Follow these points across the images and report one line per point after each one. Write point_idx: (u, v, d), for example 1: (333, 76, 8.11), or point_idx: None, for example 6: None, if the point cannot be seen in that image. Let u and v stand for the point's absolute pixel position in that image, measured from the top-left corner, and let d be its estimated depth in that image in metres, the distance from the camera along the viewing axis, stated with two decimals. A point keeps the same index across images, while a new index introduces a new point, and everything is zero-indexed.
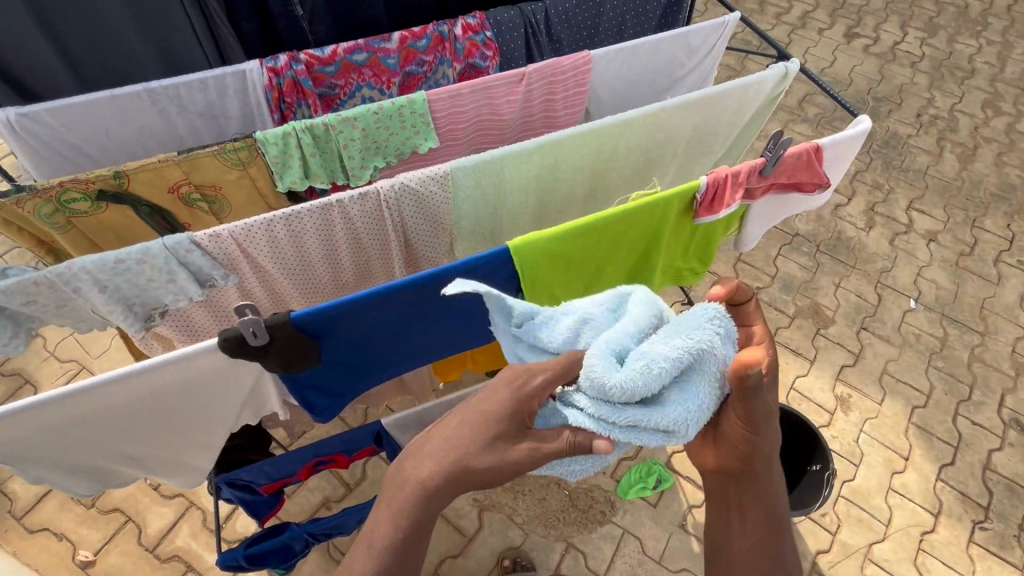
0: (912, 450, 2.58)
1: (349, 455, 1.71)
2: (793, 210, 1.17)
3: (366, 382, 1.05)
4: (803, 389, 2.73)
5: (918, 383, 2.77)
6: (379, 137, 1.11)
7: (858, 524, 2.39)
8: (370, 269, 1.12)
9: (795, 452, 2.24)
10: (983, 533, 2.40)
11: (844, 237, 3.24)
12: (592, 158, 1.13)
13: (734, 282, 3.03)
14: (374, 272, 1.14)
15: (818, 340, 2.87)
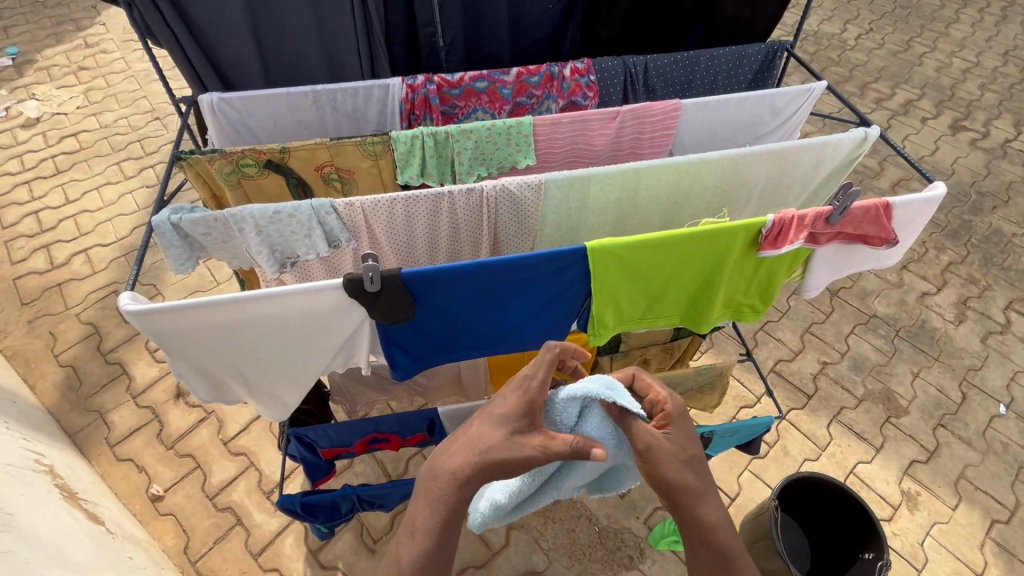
0: (986, 567, 2.33)
1: (403, 437, 1.86)
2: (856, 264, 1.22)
3: (443, 352, 1.21)
4: (864, 476, 2.57)
5: (1001, 495, 2.52)
6: (487, 150, 1.31)
7: None
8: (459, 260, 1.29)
9: (847, 536, 2.12)
10: None
11: (928, 327, 3.08)
12: (670, 192, 1.26)
13: (799, 352, 2.97)
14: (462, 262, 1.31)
15: (886, 428, 2.72)
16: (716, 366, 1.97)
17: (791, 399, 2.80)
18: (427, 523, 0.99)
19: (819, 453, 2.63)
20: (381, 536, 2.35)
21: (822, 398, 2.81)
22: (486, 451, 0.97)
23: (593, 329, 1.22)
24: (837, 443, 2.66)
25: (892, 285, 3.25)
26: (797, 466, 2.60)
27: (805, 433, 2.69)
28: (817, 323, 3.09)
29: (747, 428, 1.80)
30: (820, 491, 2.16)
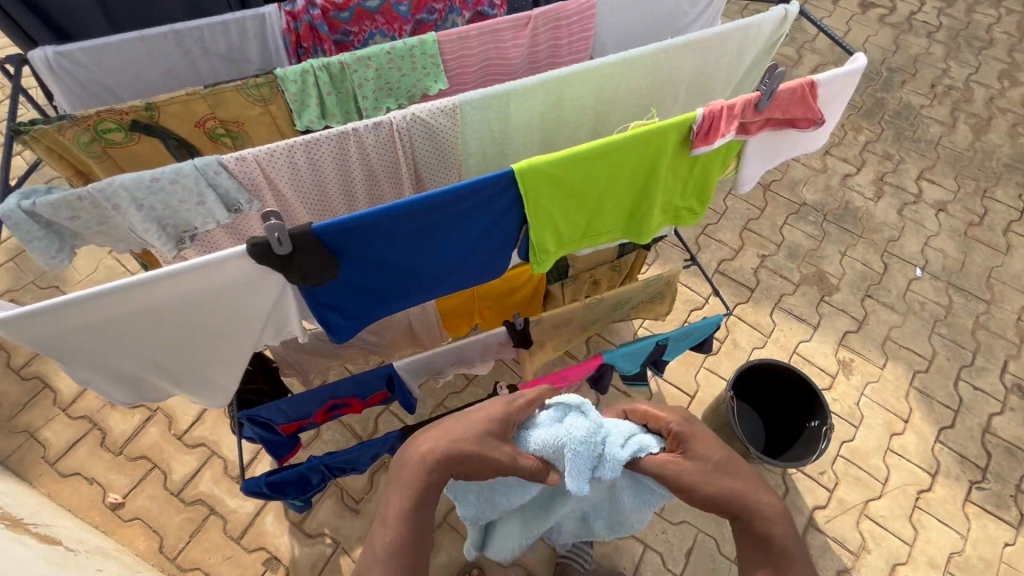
0: (912, 413, 2.62)
1: (363, 399, 1.81)
2: (785, 153, 1.22)
3: (382, 303, 1.13)
4: (805, 353, 2.77)
5: (921, 349, 2.79)
6: (392, 77, 1.17)
7: (855, 483, 2.46)
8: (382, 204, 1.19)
9: (795, 410, 2.30)
10: (981, 493, 2.44)
11: (852, 207, 3.25)
12: (595, 98, 1.18)
13: (739, 249, 3.07)
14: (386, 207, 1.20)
15: (821, 307, 2.91)
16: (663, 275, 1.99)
17: (736, 295, 2.92)
18: (399, 510, 0.94)
19: (765, 340, 2.80)
20: (362, 496, 2.36)
21: (763, 289, 2.95)
22: (459, 440, 1.01)
23: (535, 256, 1.16)
24: (779, 328, 2.83)
25: (817, 172, 3.37)
26: (746, 355, 2.76)
27: (751, 324, 2.84)
28: (753, 219, 3.18)
29: (698, 329, 1.86)
30: (769, 376, 2.31)
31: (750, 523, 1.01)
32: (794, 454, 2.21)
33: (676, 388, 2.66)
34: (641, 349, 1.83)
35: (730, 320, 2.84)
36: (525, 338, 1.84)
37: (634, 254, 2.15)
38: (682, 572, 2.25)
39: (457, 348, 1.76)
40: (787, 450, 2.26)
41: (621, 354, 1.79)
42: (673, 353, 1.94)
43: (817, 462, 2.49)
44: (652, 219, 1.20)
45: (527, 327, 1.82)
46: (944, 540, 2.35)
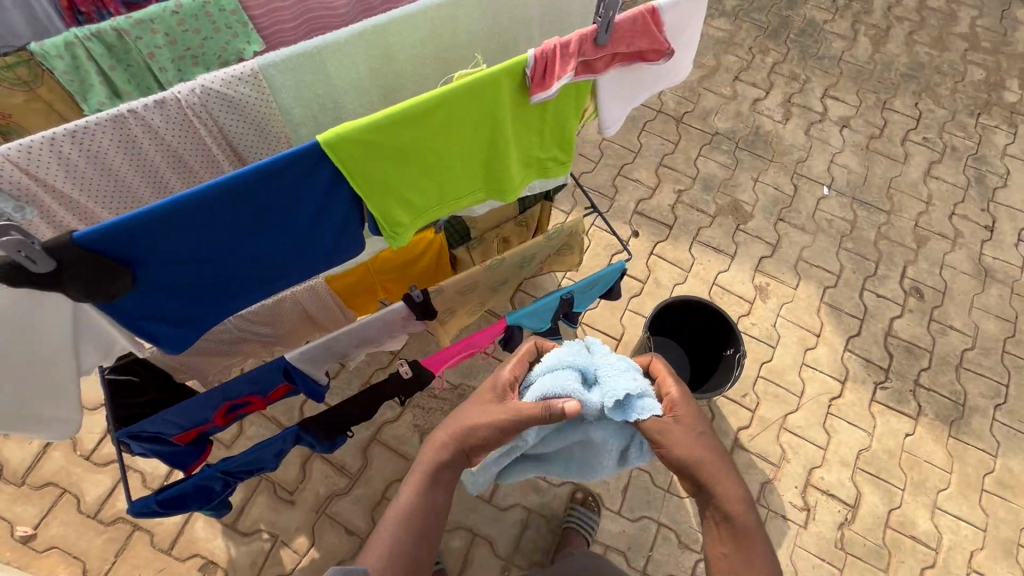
0: (823, 327, 2.76)
1: (264, 395, 1.71)
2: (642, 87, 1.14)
3: (217, 301, 1.08)
4: (724, 283, 2.83)
5: (829, 265, 2.91)
6: (184, 40, 1.24)
7: (774, 400, 2.59)
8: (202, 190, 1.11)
9: (713, 341, 2.37)
10: (885, 392, 2.63)
11: (762, 131, 3.26)
12: (429, 45, 1.08)
13: (656, 187, 3.05)
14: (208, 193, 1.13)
15: (738, 236, 2.95)
16: (566, 226, 1.94)
17: (655, 234, 2.92)
18: (411, 499, 1.21)
19: (685, 275, 2.83)
20: (296, 487, 2.31)
21: (682, 225, 2.96)
22: (465, 425, 1.26)
23: (390, 233, 1.07)
24: (699, 262, 2.87)
25: (727, 99, 3.34)
26: (669, 292, 2.80)
27: (672, 261, 2.86)
28: (668, 154, 3.15)
29: (602, 278, 1.83)
30: (686, 311, 2.35)
31: (717, 504, 1.16)
32: (713, 383, 2.29)
33: (604, 334, 2.68)
34: (545, 307, 1.79)
35: (651, 259, 2.85)
36: (426, 310, 1.76)
37: (537, 206, 2.08)
38: (619, 508, 2.35)
39: (355, 329, 1.67)
40: (707, 381, 2.34)
41: (526, 313, 1.75)
42: (581, 304, 1.92)
43: (739, 386, 2.61)
44: (512, 182, 1.13)
45: (426, 298, 1.74)
46: (854, 439, 2.54)
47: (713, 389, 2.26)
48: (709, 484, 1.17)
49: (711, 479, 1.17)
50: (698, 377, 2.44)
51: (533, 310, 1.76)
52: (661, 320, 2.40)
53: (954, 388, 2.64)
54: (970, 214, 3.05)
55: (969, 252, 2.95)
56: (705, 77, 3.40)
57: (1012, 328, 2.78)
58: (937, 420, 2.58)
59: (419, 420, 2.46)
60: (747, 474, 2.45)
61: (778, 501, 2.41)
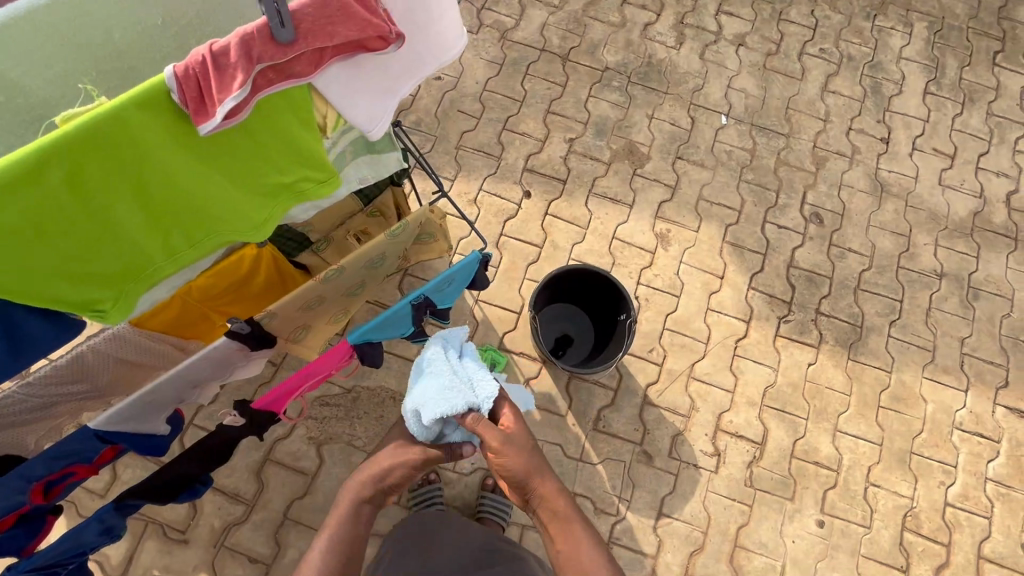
0: (726, 268, 2.68)
1: (89, 461, 1.49)
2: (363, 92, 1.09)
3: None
4: (624, 236, 2.69)
5: (730, 201, 2.79)
6: None
7: (681, 350, 2.55)
8: None
9: (608, 305, 2.26)
10: (787, 325, 2.63)
11: (655, 60, 3.01)
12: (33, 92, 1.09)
13: (546, 139, 2.81)
14: None
15: (635, 181, 2.78)
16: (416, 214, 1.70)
17: (548, 192, 2.72)
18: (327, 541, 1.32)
19: (583, 233, 2.67)
20: (187, 524, 2.15)
21: (576, 177, 2.76)
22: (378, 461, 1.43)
23: (123, 293, 1.13)
24: (597, 216, 2.71)
25: (616, 27, 3.04)
26: (568, 254, 2.65)
27: (568, 219, 2.69)
28: (555, 99, 2.88)
29: (460, 272, 1.64)
30: (577, 277, 2.23)
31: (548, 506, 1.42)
32: (611, 353, 2.20)
33: (503, 309, 2.53)
34: (399, 314, 1.59)
35: (546, 220, 2.67)
36: (255, 338, 1.54)
37: (385, 192, 1.84)
38: None
39: (173, 375, 1.45)
40: (606, 349, 2.26)
41: (372, 329, 1.55)
42: (445, 298, 1.74)
43: (644, 342, 2.54)
44: (237, 215, 1.14)
45: (252, 326, 1.51)
46: (760, 378, 2.55)
47: (611, 358, 2.18)
48: (534, 486, 1.42)
49: (538, 483, 1.42)
50: (598, 344, 2.35)
51: (380, 324, 1.55)
52: (553, 289, 2.28)
53: (852, 312, 2.66)
54: (867, 127, 2.97)
55: (866, 169, 2.89)
56: (590, 3, 3.08)
57: (907, 242, 2.78)
58: (836, 346, 2.61)
59: (313, 432, 2.30)
60: (657, 430, 2.44)
61: (689, 451, 2.43)
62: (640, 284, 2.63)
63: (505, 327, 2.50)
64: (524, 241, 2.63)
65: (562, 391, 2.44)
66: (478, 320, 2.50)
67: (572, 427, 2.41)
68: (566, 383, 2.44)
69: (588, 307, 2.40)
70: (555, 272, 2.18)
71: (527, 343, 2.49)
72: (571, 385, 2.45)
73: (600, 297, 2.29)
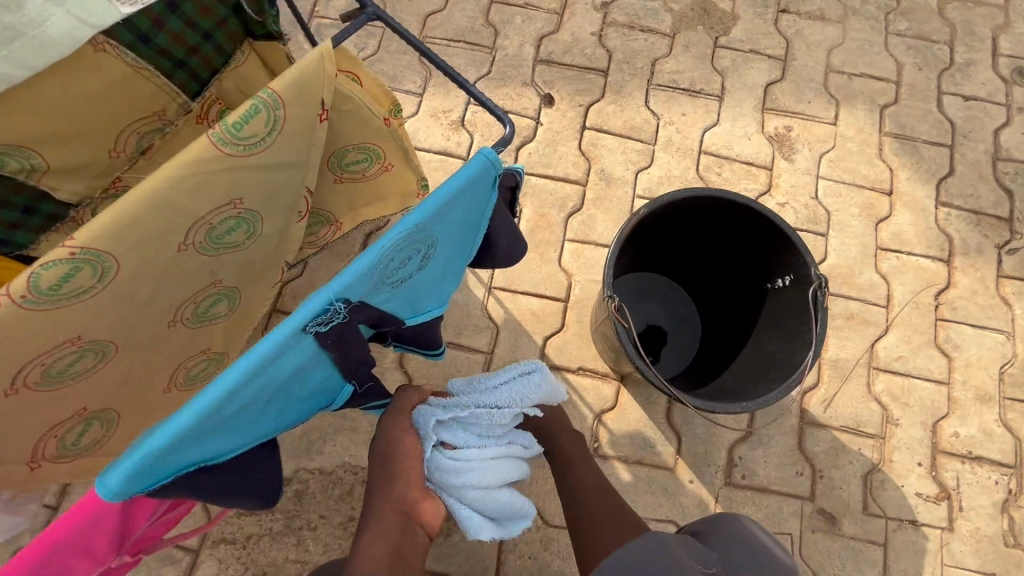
0: (895, 177, 1.60)
1: None
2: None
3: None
4: (718, 148, 1.60)
5: (879, 68, 1.69)
6: None
7: (847, 325, 1.49)
8: None
9: (744, 258, 1.19)
10: (1015, 259, 1.55)
11: None
12: None
13: (563, 8, 1.70)
14: None
15: (719, 58, 1.68)
16: (305, 85, 0.59)
17: (581, 93, 1.63)
18: None
19: (651, 152, 1.59)
20: None
21: (623, 63, 1.66)
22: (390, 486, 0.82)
23: None
24: (668, 120, 1.62)
25: None
26: (631, 189, 1.56)
27: (622, 133, 1.60)
28: None
29: (454, 220, 0.57)
30: (688, 216, 1.14)
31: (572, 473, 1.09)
32: (771, 354, 1.14)
33: (536, 296, 1.47)
34: (289, 367, 0.53)
35: (584, 140, 1.59)
36: None
37: (244, 61, 0.73)
38: None
39: None
40: (748, 346, 1.20)
41: (184, 446, 0.48)
42: (418, 299, 0.67)
43: None
44: None
45: None
46: (989, 351, 1.48)
47: (772, 366, 1.12)
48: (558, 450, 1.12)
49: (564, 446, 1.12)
50: (721, 336, 1.28)
51: (208, 426, 0.48)
52: (639, 242, 1.18)
53: None
54: None
55: None
56: None
57: None
58: None
59: (232, 569, 1.27)
60: (836, 470, 1.39)
61: (898, 498, 1.38)
62: None
63: (544, 328, 1.44)
64: (553, 178, 1.55)
65: (661, 426, 1.39)
66: (497, 323, 1.44)
67: (689, 487, 1.36)
68: (666, 411, 1.40)
69: (692, 272, 1.32)
70: (647, 207, 1.07)
71: (586, 351, 1.43)
72: (673, 412, 1.40)
73: (728, 250, 1.20)
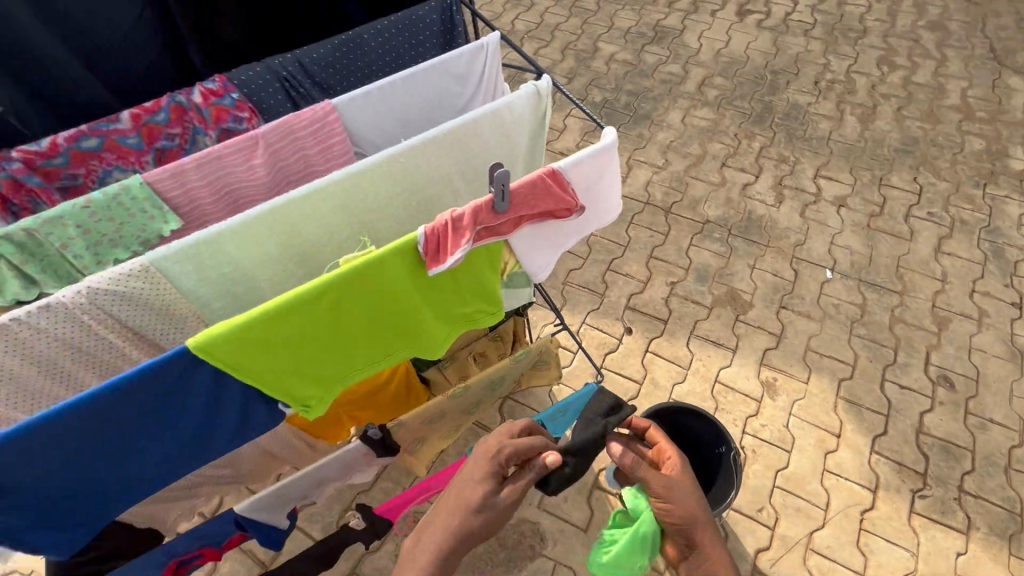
0: (843, 426, 2.50)
1: (219, 547, 1.60)
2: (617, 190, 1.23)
3: (99, 504, 1.09)
4: (728, 380, 2.65)
5: (843, 355, 2.70)
6: (106, 230, 1.11)
7: (796, 515, 2.31)
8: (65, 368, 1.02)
9: (702, 441, 2.22)
10: (924, 502, 2.32)
11: (755, 216, 3.20)
12: (340, 211, 1.11)
13: (648, 281, 2.97)
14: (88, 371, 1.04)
15: (738, 327, 2.80)
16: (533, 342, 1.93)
17: (649, 330, 2.81)
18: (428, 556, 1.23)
19: (685, 373, 2.67)
20: None
21: (677, 318, 2.84)
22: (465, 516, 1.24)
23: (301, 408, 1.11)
24: (698, 357, 2.72)
25: (716, 186, 3.33)
26: (669, 394, 2.63)
27: (670, 359, 2.71)
28: (658, 245, 3.10)
29: (572, 405, 1.78)
30: (674, 417, 2.23)
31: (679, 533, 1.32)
32: (717, 498, 2.09)
33: None
34: None
35: (646, 359, 2.72)
36: (385, 443, 1.69)
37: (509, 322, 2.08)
38: None
39: (311, 476, 1.64)
40: (698, 502, 2.13)
41: None
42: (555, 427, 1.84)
43: (753, 499, 2.34)
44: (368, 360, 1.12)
45: (383, 433, 1.67)
46: (896, 560, 2.20)
47: (713, 505, 2.09)
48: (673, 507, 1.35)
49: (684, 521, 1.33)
50: (692, 484, 2.26)
51: None
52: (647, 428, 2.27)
53: (1005, 494, 2.32)
54: (992, 291, 2.85)
55: (997, 334, 2.72)
56: (691, 165, 3.43)
57: None
58: (991, 535, 2.23)
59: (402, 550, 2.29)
60: None
61: None
62: (746, 433, 2.50)
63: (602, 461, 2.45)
64: (624, 375, 2.68)
65: None
66: None
67: None
68: None
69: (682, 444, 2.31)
70: (652, 410, 2.19)
71: None
72: None
73: (695, 435, 2.24)
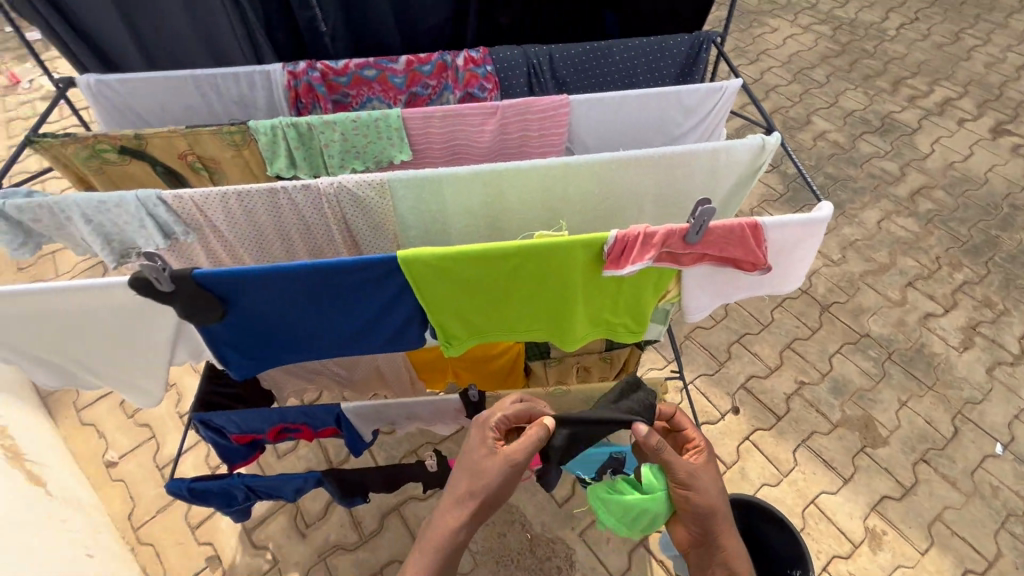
0: None
1: (316, 429, 1.83)
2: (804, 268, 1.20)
3: (277, 351, 1.29)
4: (827, 508, 2.38)
5: (979, 544, 2.28)
6: (357, 142, 1.34)
7: None
8: (294, 237, 1.26)
9: (777, 554, 2.02)
10: None
11: (927, 351, 2.81)
12: (542, 193, 1.22)
13: (776, 370, 2.77)
14: (306, 245, 1.28)
15: (860, 458, 2.50)
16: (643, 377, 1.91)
17: (758, 419, 2.61)
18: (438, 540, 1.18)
19: (780, 479, 2.45)
20: (314, 520, 2.36)
21: (794, 420, 2.61)
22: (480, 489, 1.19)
23: (444, 341, 1.26)
24: (802, 470, 2.47)
25: (892, 303, 2.98)
26: (755, 491, 2.42)
27: (769, 457, 2.50)
28: (801, 338, 2.87)
29: None
30: (753, 516, 2.06)
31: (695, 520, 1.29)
32: None
33: None
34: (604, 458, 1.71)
35: (744, 445, 2.53)
36: (477, 408, 1.80)
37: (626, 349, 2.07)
38: None
39: (408, 408, 1.80)
40: None
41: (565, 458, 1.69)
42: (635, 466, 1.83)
43: None
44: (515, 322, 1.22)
45: (481, 399, 1.78)
46: None
47: None
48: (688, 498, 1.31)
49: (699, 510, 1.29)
50: None
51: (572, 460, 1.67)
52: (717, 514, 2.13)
53: None
54: None
55: None
56: (871, 272, 3.10)
57: None
58: None
59: None
60: None
61: None
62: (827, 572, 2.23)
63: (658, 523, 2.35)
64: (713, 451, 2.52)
65: None
66: None
67: None
68: None
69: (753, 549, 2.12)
70: (728, 498, 2.06)
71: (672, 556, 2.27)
72: None
73: (769, 544, 2.05)
